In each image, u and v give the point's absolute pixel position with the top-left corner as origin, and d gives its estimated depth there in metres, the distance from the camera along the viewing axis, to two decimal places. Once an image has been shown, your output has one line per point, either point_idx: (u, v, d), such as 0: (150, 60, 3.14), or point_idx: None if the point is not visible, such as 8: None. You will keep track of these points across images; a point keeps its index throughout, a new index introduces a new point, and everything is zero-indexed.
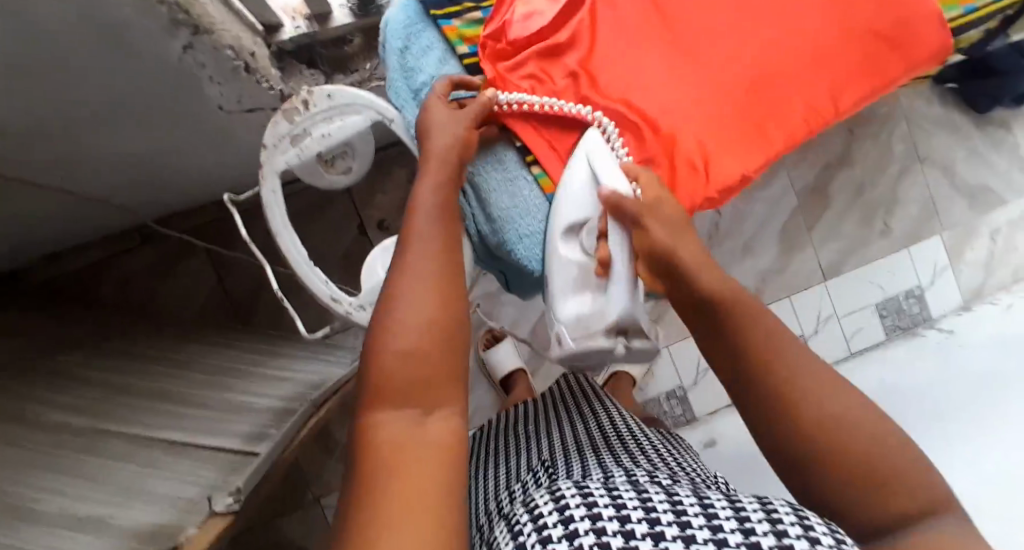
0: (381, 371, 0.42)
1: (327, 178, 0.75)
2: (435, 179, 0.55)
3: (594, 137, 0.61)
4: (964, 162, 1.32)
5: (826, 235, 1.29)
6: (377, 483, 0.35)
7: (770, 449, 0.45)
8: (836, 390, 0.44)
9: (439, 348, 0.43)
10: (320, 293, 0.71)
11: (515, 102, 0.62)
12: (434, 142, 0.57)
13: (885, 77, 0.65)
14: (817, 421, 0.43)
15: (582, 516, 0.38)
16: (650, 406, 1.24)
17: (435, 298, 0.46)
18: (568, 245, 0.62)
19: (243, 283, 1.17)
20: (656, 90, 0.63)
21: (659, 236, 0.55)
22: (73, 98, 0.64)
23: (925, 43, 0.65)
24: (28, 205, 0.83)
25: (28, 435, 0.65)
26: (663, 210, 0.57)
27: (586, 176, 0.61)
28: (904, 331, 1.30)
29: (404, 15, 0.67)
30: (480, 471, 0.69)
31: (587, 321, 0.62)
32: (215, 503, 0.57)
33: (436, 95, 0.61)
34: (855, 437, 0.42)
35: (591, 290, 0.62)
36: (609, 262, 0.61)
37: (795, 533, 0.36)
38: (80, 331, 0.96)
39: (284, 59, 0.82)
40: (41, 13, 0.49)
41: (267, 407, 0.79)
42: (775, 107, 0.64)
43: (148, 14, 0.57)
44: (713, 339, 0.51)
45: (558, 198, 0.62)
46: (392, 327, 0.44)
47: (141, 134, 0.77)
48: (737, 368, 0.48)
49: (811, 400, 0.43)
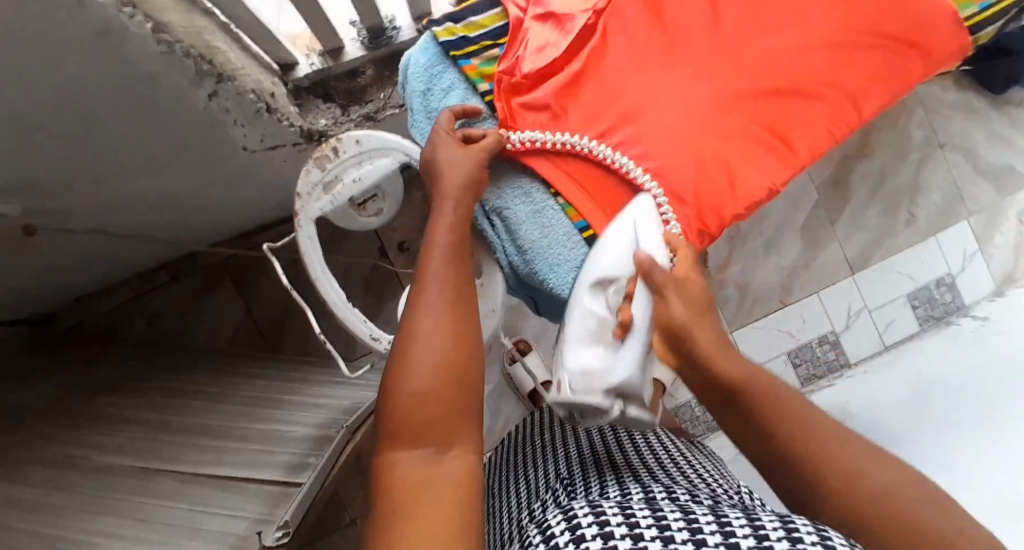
0: (399, 412, 0.43)
1: (360, 221, 0.75)
2: (450, 219, 0.55)
3: (644, 205, 0.62)
4: (985, 144, 1.30)
5: (849, 228, 1.28)
6: (399, 528, 0.36)
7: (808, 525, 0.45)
8: (867, 457, 0.45)
9: (456, 389, 0.44)
10: (360, 333, 0.72)
11: (527, 141, 0.64)
12: (448, 177, 0.58)
13: (899, 87, 0.68)
14: (861, 497, 0.43)
15: (594, 535, 0.39)
16: (681, 412, 1.23)
17: (450, 339, 0.46)
18: (592, 295, 0.61)
19: (270, 313, 1.20)
20: (678, 112, 0.64)
21: (679, 312, 0.55)
22: (106, 151, 0.66)
23: (939, 52, 0.67)
24: (63, 250, 0.86)
25: (83, 481, 0.67)
26: (687, 287, 0.56)
27: (630, 238, 0.61)
28: (937, 321, 1.28)
29: (423, 58, 0.68)
30: (500, 490, 0.68)
31: (591, 374, 0.59)
32: (265, 538, 0.59)
33: (441, 127, 0.61)
34: (904, 504, 0.42)
35: (604, 346, 0.60)
36: (630, 324, 0.59)
37: (815, 549, 0.36)
38: (120, 369, 0.99)
39: (300, 95, 0.87)
40: (71, 73, 0.51)
41: (304, 436, 0.80)
42: (796, 120, 0.66)
43: (175, 69, 0.59)
44: (738, 422, 0.50)
45: (597, 247, 0.62)
46: (409, 367, 0.44)
47: (170, 179, 0.79)
48: (766, 447, 0.48)
49: (838, 474, 0.44)
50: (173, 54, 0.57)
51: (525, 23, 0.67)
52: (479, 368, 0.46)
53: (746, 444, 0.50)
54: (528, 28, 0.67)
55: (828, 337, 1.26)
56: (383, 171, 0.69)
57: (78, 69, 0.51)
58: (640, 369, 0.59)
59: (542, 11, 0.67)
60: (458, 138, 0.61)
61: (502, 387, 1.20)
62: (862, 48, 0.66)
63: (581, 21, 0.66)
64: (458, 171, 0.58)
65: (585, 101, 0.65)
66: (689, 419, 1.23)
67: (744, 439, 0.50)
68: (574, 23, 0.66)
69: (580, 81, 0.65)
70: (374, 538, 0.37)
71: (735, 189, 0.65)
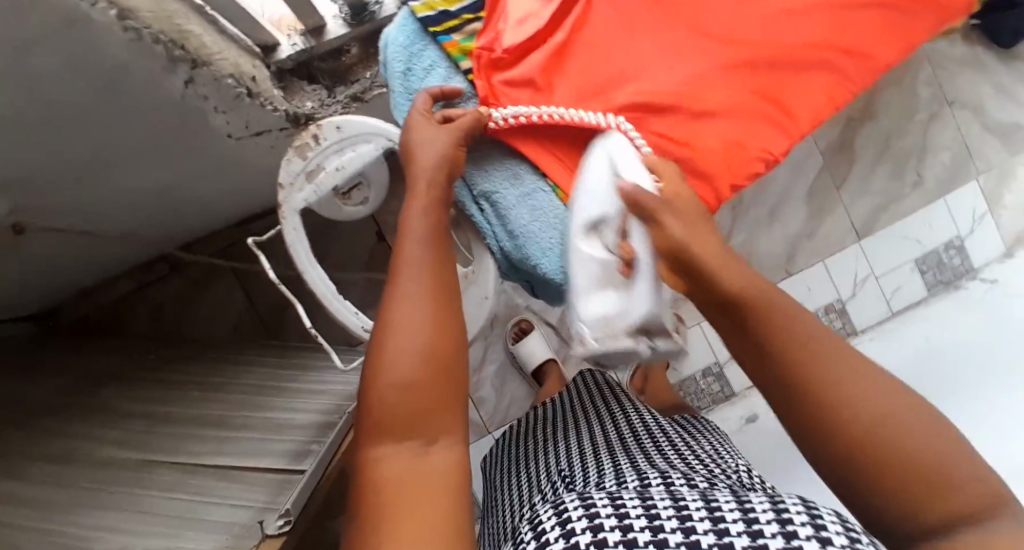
0: (382, 405, 0.42)
1: (346, 211, 0.71)
2: (423, 204, 0.53)
3: (620, 140, 0.58)
4: (995, 100, 1.26)
5: (855, 193, 1.25)
6: (385, 524, 0.36)
7: (801, 440, 0.44)
8: (880, 384, 0.43)
9: (439, 375, 0.43)
10: (350, 324, 0.71)
11: (511, 117, 0.60)
12: (423, 159, 0.56)
13: (901, 45, 0.65)
14: (856, 416, 0.41)
15: (583, 528, 0.40)
16: (686, 385, 1.22)
17: (430, 326, 0.45)
18: (587, 241, 0.58)
19: (270, 300, 1.19)
20: (667, 83, 0.61)
21: (676, 233, 0.53)
22: (84, 144, 0.64)
23: (941, 10, 0.66)
24: (55, 247, 0.85)
25: (84, 476, 0.68)
26: (679, 208, 0.55)
27: (607, 175, 0.57)
28: (946, 285, 1.25)
29: (403, 38, 0.66)
30: (505, 485, 0.67)
31: (611, 319, 0.58)
32: (267, 527, 0.59)
33: (418, 110, 0.59)
34: (908, 437, 0.40)
35: (614, 287, 0.58)
36: (632, 260, 0.57)
37: (805, 531, 0.36)
38: (123, 361, 0.99)
39: (284, 77, 0.84)
40: (38, 65, 0.50)
41: (306, 423, 0.79)
42: (794, 86, 0.64)
43: (146, 55, 0.57)
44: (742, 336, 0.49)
45: (577, 197, 0.58)
46: (387, 357, 0.43)
47: (156, 170, 0.78)
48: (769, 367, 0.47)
49: (853, 399, 0.42)
50: (142, 41, 0.55)
51: None
52: (462, 350, 0.46)
53: (749, 362, 0.49)
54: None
55: (834, 306, 1.24)
56: (366, 158, 0.67)
57: (45, 61, 0.50)
58: (656, 300, 0.58)
59: None
60: (436, 119, 0.59)
61: (505, 366, 1.20)
62: (861, 5, 0.63)
63: None
64: (431, 153, 0.56)
65: (571, 72, 0.62)
66: (693, 393, 1.22)
67: (749, 357, 0.49)
68: None
69: (566, 51, 0.63)
70: (357, 533, 0.37)
71: (733, 159, 0.63)
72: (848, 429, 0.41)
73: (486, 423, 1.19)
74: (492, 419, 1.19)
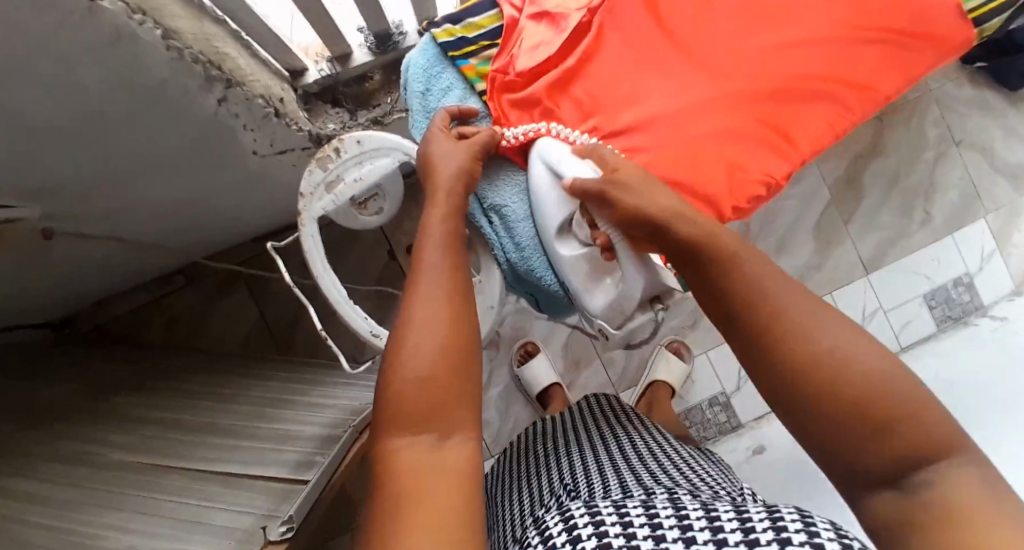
0: (401, 399, 0.43)
1: (361, 219, 0.75)
2: (442, 213, 0.56)
3: (547, 142, 0.63)
4: (1002, 141, 1.28)
5: (863, 227, 1.26)
6: (406, 510, 0.37)
7: (763, 384, 0.47)
8: (830, 326, 0.45)
9: (456, 376, 0.45)
10: (360, 330, 0.73)
11: (520, 134, 0.64)
12: (441, 168, 0.59)
13: (901, 81, 0.68)
14: (806, 355, 0.44)
15: (589, 534, 0.41)
16: (692, 414, 1.22)
17: (449, 325, 0.47)
18: (567, 244, 0.63)
19: (283, 316, 1.22)
20: (668, 109, 0.65)
21: (630, 206, 0.55)
22: (119, 157, 0.68)
23: (940, 50, 0.69)
24: (82, 254, 0.88)
25: (96, 475, 0.69)
26: (626, 180, 0.56)
27: (548, 174, 0.62)
28: (956, 322, 1.25)
29: (423, 59, 0.69)
30: (505, 498, 0.68)
31: (619, 304, 0.62)
32: (270, 533, 0.60)
33: (437, 126, 0.63)
34: (860, 379, 0.42)
35: (609, 274, 0.63)
36: (609, 244, 0.60)
37: (798, 538, 0.37)
38: (139, 369, 1.01)
39: (309, 100, 0.90)
40: (88, 81, 0.54)
41: (312, 435, 0.80)
42: (794, 115, 0.66)
43: (186, 74, 0.61)
44: (701, 284, 0.53)
45: (538, 203, 0.63)
46: (408, 354, 0.45)
47: (183, 183, 0.81)
48: (727, 311, 0.50)
49: (802, 338, 0.45)
50: (182, 60, 0.59)
51: (521, 22, 0.68)
52: (477, 353, 0.47)
53: (713, 309, 0.52)
54: (523, 28, 0.68)
55: None
56: (384, 170, 0.71)
57: (94, 76, 0.53)
58: (646, 274, 0.60)
59: (537, 11, 0.68)
60: (453, 135, 0.63)
61: (511, 388, 1.20)
62: (861, 40, 0.66)
63: (575, 19, 0.66)
64: (450, 166, 0.59)
65: (579, 95, 0.66)
66: (698, 422, 1.22)
67: (711, 303, 0.52)
68: (569, 21, 0.66)
69: (575, 75, 0.66)
70: (375, 523, 0.38)
71: (734, 181, 0.65)
72: (797, 365, 0.44)
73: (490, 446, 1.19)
74: (496, 442, 1.19)
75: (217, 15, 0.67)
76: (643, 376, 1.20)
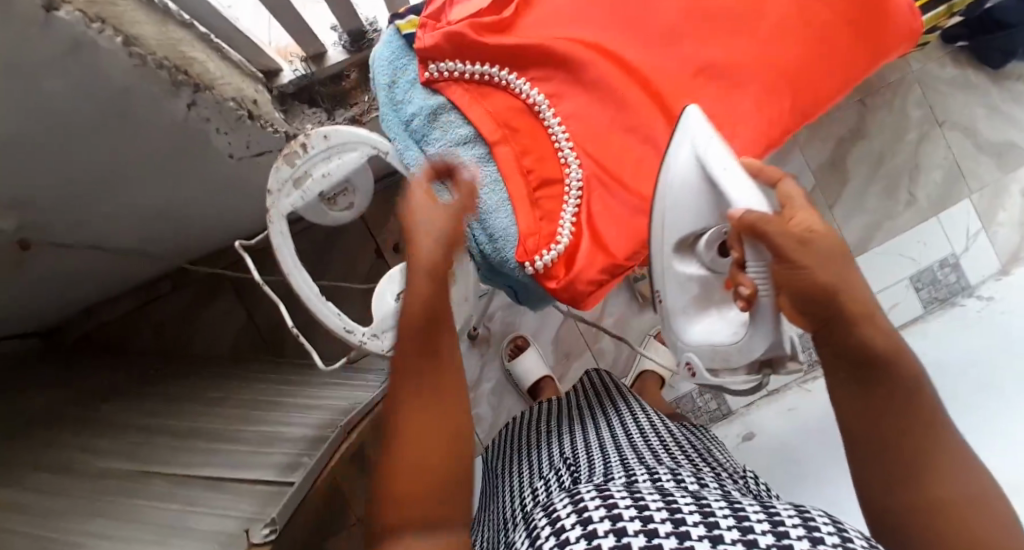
0: (395, 512, 0.42)
1: (331, 216, 0.74)
2: (429, 291, 0.50)
3: (697, 125, 0.59)
4: (986, 120, 1.27)
5: (848, 211, 1.26)
6: None
7: (868, 500, 0.44)
8: (966, 465, 0.41)
9: (443, 484, 0.43)
10: (333, 326, 0.73)
11: (445, 70, 0.68)
12: (422, 234, 0.53)
13: (824, 90, 0.73)
14: (939, 490, 0.40)
15: (602, 517, 0.38)
16: (682, 402, 1.25)
17: (437, 431, 0.44)
18: (685, 261, 0.65)
19: (269, 318, 1.22)
20: (607, 76, 0.68)
21: (820, 275, 0.48)
22: (90, 162, 0.67)
23: (865, 45, 0.72)
24: (62, 263, 0.88)
25: (75, 484, 0.69)
26: (815, 245, 0.49)
27: (695, 175, 0.59)
28: (941, 302, 1.23)
29: (388, 52, 0.71)
30: (506, 472, 0.69)
31: (719, 346, 0.65)
32: (253, 536, 0.57)
33: (417, 184, 0.56)
34: (984, 523, 0.39)
35: (714, 306, 0.66)
36: (754, 297, 0.55)
37: (832, 539, 0.36)
38: (126, 377, 1.01)
39: (286, 101, 0.90)
40: (52, 88, 0.53)
41: (299, 437, 0.80)
42: (730, 96, 0.70)
43: (151, 79, 0.61)
44: (856, 399, 0.45)
45: (662, 195, 0.62)
46: (399, 468, 0.43)
47: (157, 187, 0.80)
48: (869, 430, 0.44)
49: (943, 471, 0.41)
50: (146, 67, 0.59)
51: None
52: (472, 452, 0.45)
53: (848, 420, 0.46)
54: None
55: None
56: (351, 166, 0.70)
57: (57, 84, 0.52)
58: (775, 332, 0.58)
59: None
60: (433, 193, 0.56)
61: (502, 382, 1.21)
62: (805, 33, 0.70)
63: None
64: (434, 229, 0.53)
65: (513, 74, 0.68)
66: (690, 410, 1.24)
67: (851, 415, 0.46)
68: None
69: (509, 52, 0.67)
70: None
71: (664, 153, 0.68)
72: (932, 497, 0.40)
73: (484, 441, 1.19)
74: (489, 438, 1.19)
75: (184, 19, 0.67)
76: (633, 367, 1.21)
